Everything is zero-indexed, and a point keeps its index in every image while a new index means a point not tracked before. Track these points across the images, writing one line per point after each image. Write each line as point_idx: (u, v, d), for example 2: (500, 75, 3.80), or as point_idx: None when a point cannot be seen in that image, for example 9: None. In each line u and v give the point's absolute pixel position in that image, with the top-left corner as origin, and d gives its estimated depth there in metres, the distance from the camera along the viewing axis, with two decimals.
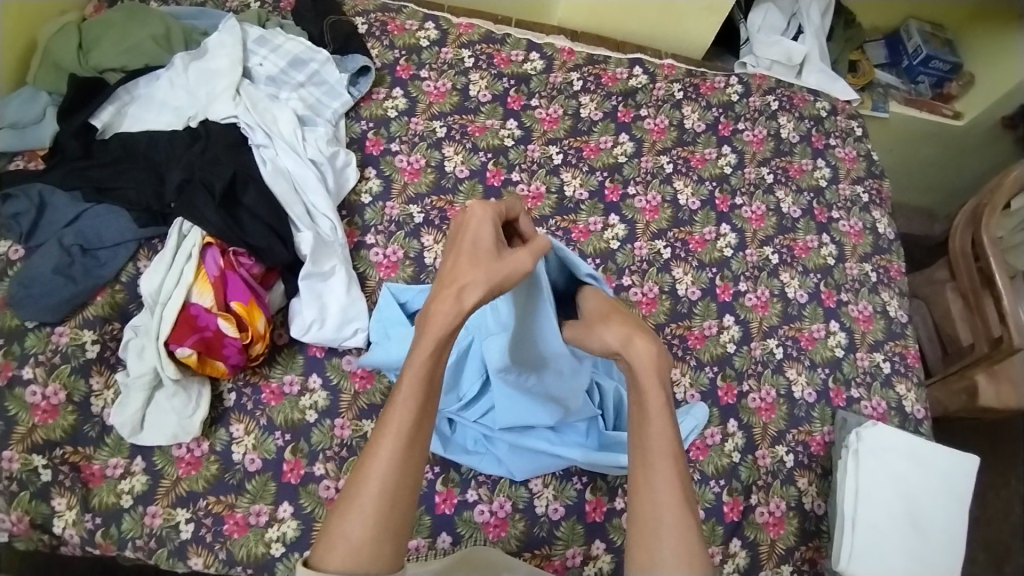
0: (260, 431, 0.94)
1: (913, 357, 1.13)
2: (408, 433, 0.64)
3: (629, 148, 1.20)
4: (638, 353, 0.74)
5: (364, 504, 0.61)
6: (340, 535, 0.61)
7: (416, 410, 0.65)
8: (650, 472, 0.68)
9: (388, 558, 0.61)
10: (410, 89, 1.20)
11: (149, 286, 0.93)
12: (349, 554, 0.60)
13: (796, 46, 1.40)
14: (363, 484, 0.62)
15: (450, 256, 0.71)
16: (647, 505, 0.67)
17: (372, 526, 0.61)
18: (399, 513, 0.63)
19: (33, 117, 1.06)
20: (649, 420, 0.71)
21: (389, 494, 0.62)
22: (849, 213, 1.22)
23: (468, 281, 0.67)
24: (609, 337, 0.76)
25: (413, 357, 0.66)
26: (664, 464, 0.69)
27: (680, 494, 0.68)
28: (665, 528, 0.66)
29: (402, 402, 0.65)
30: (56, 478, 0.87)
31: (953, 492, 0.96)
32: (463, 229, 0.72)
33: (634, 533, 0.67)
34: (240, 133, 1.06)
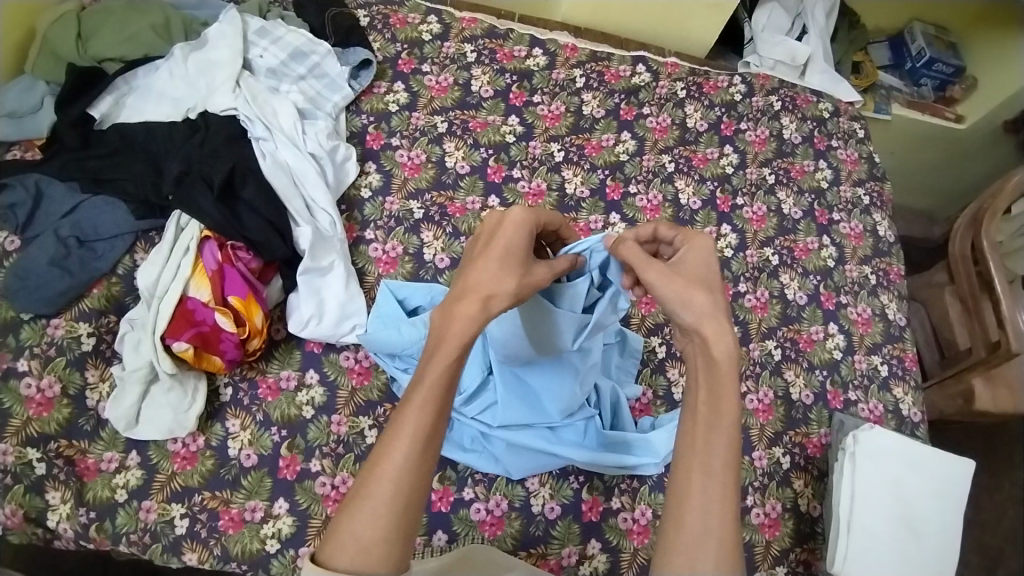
0: (257, 427, 0.93)
1: (910, 361, 1.13)
2: (424, 435, 0.62)
3: (631, 147, 1.19)
4: (717, 335, 0.64)
5: (376, 505, 0.60)
6: (350, 534, 0.59)
7: (432, 411, 0.63)
8: (706, 470, 0.61)
9: (396, 560, 0.60)
10: (412, 84, 1.19)
11: (145, 279, 0.92)
12: (357, 554, 0.59)
13: (800, 46, 1.38)
14: (375, 483, 0.60)
15: (480, 256, 0.67)
16: (696, 506, 0.60)
17: (383, 527, 0.59)
18: (410, 516, 0.61)
19: (30, 106, 1.05)
20: (716, 416, 0.63)
21: (402, 496, 0.60)
22: (850, 215, 1.22)
23: (500, 290, 0.66)
24: (698, 306, 0.65)
25: (433, 355, 0.64)
26: (719, 465, 0.61)
27: (732, 499, 0.61)
28: (712, 533, 0.59)
29: (418, 402, 0.62)
30: (51, 472, 0.86)
31: (949, 496, 0.96)
32: (499, 229, 0.69)
33: (670, 533, 0.61)
34: (239, 125, 1.05)
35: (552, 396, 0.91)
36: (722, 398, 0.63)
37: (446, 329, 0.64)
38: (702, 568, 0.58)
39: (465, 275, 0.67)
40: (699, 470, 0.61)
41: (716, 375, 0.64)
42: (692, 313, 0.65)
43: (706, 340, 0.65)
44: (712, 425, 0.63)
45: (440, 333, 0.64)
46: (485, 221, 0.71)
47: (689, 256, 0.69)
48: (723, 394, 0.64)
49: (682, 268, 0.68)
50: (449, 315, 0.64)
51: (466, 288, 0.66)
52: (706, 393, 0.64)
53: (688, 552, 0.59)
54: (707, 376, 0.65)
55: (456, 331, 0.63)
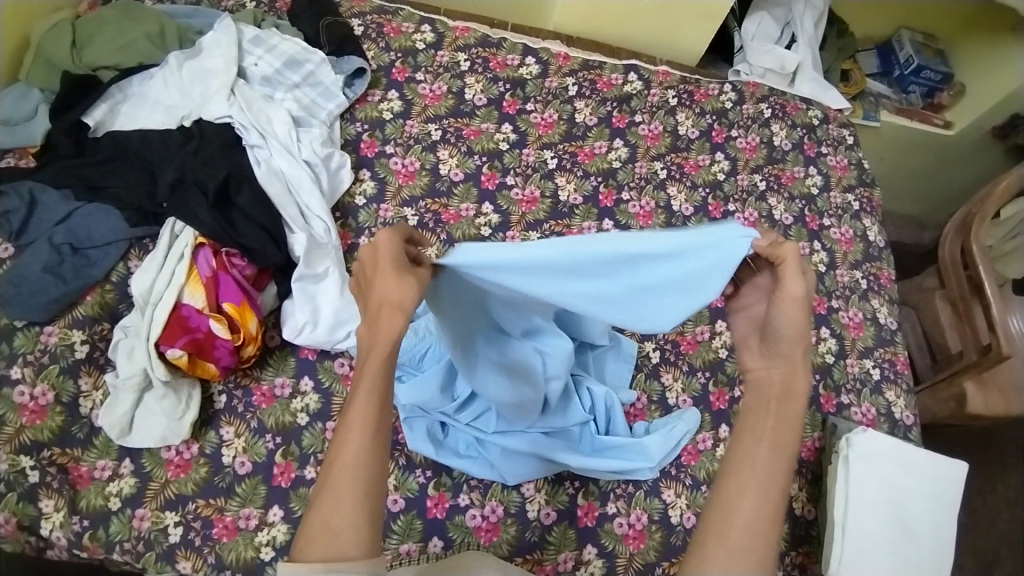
0: (251, 434, 0.93)
1: (901, 364, 1.14)
2: (373, 420, 0.62)
3: (624, 154, 1.20)
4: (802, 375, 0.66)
5: (338, 494, 0.60)
6: (318, 526, 0.59)
7: (378, 398, 0.63)
8: (761, 480, 0.63)
9: (368, 544, 0.59)
10: (406, 92, 1.20)
11: (140, 286, 0.93)
12: (327, 543, 0.58)
13: (790, 55, 1.40)
14: (334, 474, 0.61)
15: (376, 270, 0.64)
16: (743, 508, 0.62)
17: (349, 513, 0.59)
18: (373, 501, 0.61)
19: (24, 113, 1.05)
20: (780, 437, 0.65)
21: (360, 482, 0.60)
22: (840, 221, 1.23)
23: (410, 295, 0.62)
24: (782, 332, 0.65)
25: (371, 351, 0.63)
26: (775, 483, 0.63)
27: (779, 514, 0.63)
28: (755, 539, 0.61)
29: (364, 391, 0.62)
30: (43, 480, 0.85)
31: (942, 498, 0.97)
32: (376, 255, 0.64)
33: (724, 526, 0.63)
34: (234, 133, 1.05)
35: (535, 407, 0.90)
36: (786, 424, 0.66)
37: (376, 333, 0.63)
38: (739, 568, 0.61)
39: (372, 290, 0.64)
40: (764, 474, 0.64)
41: (785, 404, 0.66)
42: (783, 344, 0.66)
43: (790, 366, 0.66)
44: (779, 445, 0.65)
45: (371, 333, 0.64)
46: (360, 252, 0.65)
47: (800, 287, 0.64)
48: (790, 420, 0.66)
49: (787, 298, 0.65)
50: (375, 316, 0.64)
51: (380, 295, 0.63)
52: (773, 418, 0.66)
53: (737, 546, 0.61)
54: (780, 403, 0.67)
55: (385, 330, 0.63)
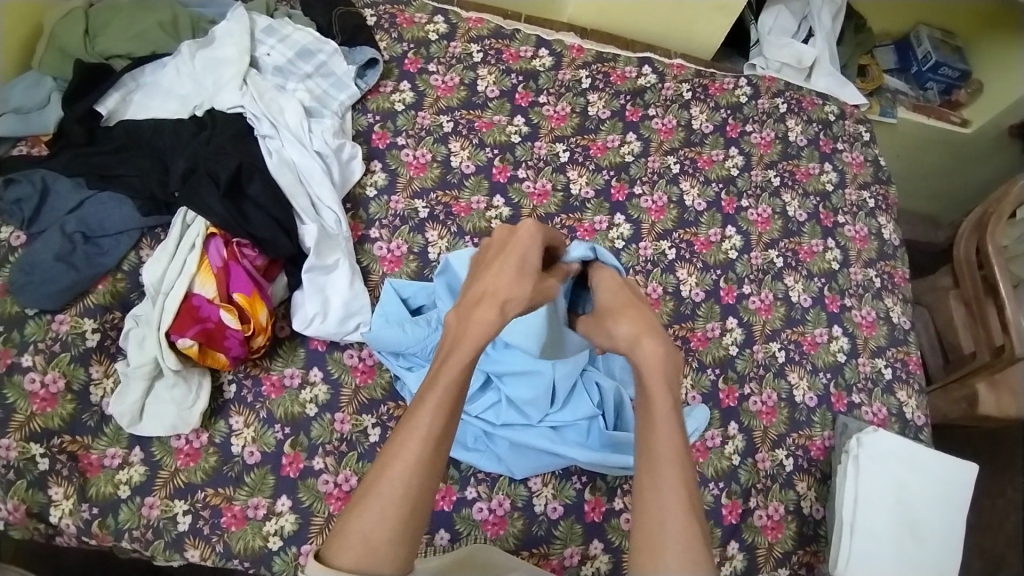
0: (260, 424, 0.94)
1: (914, 364, 1.13)
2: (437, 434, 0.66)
3: (636, 148, 1.19)
4: (645, 350, 0.76)
5: (387, 503, 0.61)
6: (357, 533, 0.60)
7: (446, 413, 0.67)
8: (654, 469, 0.70)
9: (402, 562, 0.61)
10: (418, 83, 1.19)
11: (151, 275, 0.93)
12: (365, 554, 0.59)
13: (807, 49, 1.38)
14: (385, 482, 0.63)
15: (496, 267, 0.76)
16: (652, 503, 0.68)
17: (393, 526, 0.61)
18: (417, 517, 0.63)
19: (36, 102, 1.05)
20: (652, 418, 0.73)
21: (412, 495, 0.63)
22: (855, 218, 1.22)
23: (513, 296, 0.73)
24: (619, 335, 0.79)
25: (454, 352, 0.70)
26: (665, 454, 0.71)
27: (683, 490, 0.69)
28: (671, 526, 0.67)
29: (433, 402, 0.66)
30: (54, 467, 0.86)
31: (952, 499, 0.96)
32: (512, 241, 0.79)
33: (637, 541, 0.68)
34: (246, 123, 1.05)
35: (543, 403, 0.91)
36: (657, 403, 0.73)
37: (462, 333, 0.71)
38: (667, 566, 0.65)
39: (483, 279, 0.76)
40: (649, 469, 0.70)
41: (647, 384, 0.75)
42: (622, 339, 0.79)
43: (628, 354, 0.77)
44: (654, 421, 0.73)
45: (456, 338, 0.71)
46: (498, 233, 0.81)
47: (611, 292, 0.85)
48: (656, 396, 0.74)
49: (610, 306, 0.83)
50: (465, 318, 0.72)
51: (486, 290, 0.74)
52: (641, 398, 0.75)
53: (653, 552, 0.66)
54: (644, 386, 0.75)
55: (472, 336, 0.70)
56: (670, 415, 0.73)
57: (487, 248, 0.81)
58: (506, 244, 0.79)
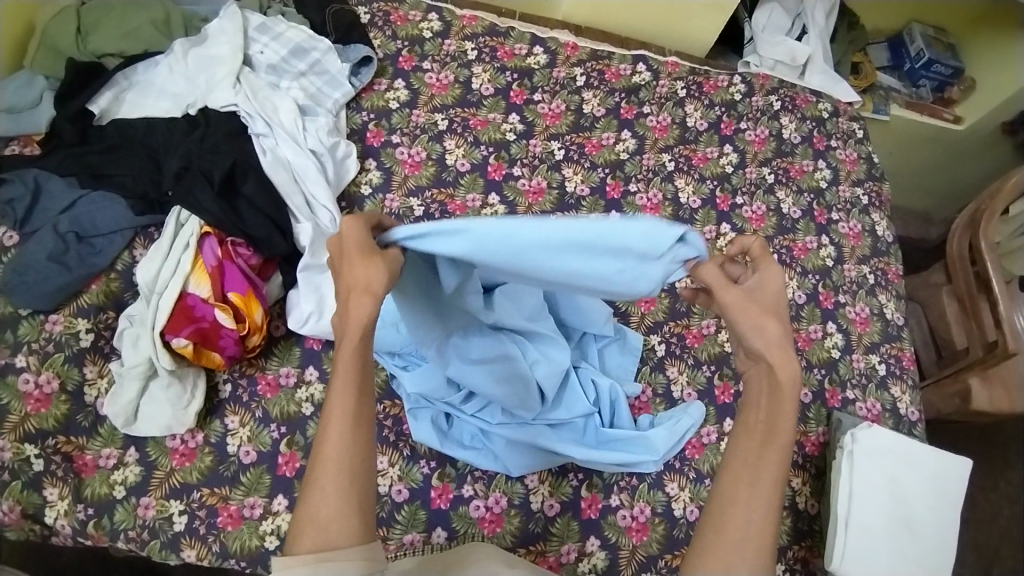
0: (256, 423, 0.93)
1: (908, 360, 1.13)
2: (352, 405, 0.60)
3: (632, 145, 1.19)
4: (787, 369, 0.65)
5: (324, 483, 0.58)
6: (306, 518, 0.58)
7: (354, 383, 0.61)
8: (755, 482, 0.63)
9: (360, 528, 0.58)
10: (412, 81, 1.19)
11: (145, 274, 0.92)
12: (318, 534, 0.57)
13: (800, 46, 1.38)
14: (319, 464, 0.59)
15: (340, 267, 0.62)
16: (740, 509, 0.62)
17: (335, 501, 0.58)
18: (359, 485, 0.59)
19: (29, 101, 1.04)
20: (772, 434, 0.64)
21: (348, 466, 0.59)
22: (849, 215, 1.22)
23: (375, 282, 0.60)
24: (764, 341, 0.65)
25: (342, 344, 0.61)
26: (769, 478, 0.63)
27: (776, 513, 0.62)
28: (752, 539, 0.61)
29: (340, 377, 0.61)
30: (48, 468, 0.86)
31: (946, 494, 0.97)
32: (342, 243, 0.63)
33: (715, 535, 0.62)
34: (240, 121, 1.05)
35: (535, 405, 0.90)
36: (782, 423, 0.64)
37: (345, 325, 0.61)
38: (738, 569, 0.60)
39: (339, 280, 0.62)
40: (749, 481, 0.63)
41: (779, 397, 0.65)
42: (762, 342, 0.65)
43: (772, 364, 0.65)
44: (772, 442, 0.64)
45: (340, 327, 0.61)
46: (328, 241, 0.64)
47: (764, 285, 0.66)
48: (784, 417, 0.65)
49: (755, 297, 0.66)
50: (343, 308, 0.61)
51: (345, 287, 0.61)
52: (766, 409, 0.65)
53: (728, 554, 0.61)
54: (772, 399, 0.65)
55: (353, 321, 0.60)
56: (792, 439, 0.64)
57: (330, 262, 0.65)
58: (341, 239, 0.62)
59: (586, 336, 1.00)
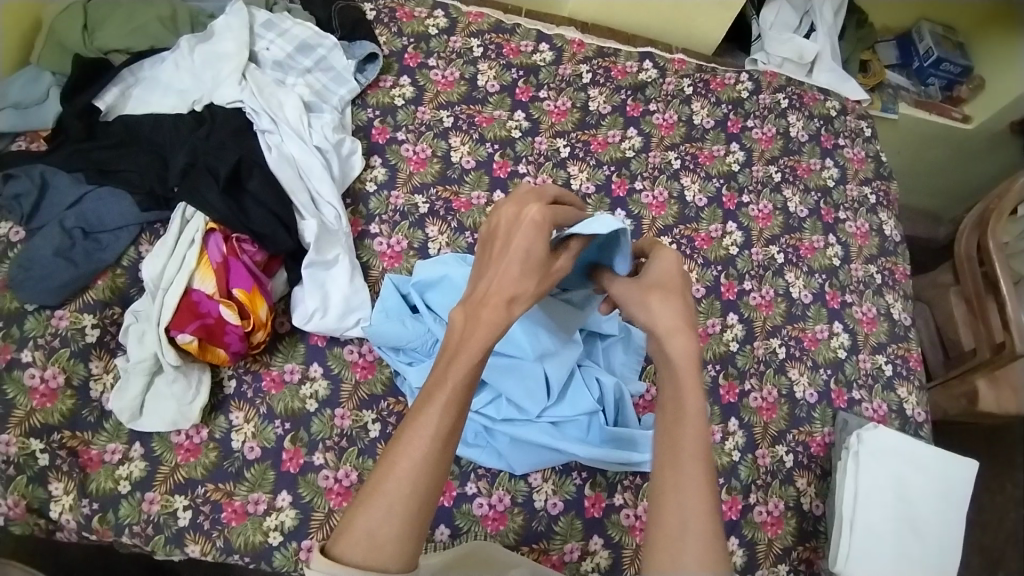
0: (260, 419, 0.94)
1: (915, 361, 1.12)
2: (444, 432, 0.63)
3: (637, 143, 1.18)
4: (679, 345, 0.70)
5: (392, 503, 0.59)
6: (362, 531, 0.58)
7: (455, 410, 0.64)
8: (678, 464, 0.63)
9: (409, 558, 0.59)
10: (418, 78, 1.19)
11: (151, 270, 0.92)
12: (371, 549, 0.58)
13: (808, 44, 1.37)
14: (392, 479, 0.60)
15: (500, 264, 0.70)
16: (672, 500, 0.61)
17: (399, 525, 0.59)
18: (425, 514, 0.61)
19: (35, 97, 1.05)
20: (683, 412, 0.66)
21: (419, 494, 0.60)
22: (856, 214, 1.21)
23: (522, 292, 0.69)
24: (660, 317, 0.71)
25: (457, 357, 0.65)
26: (693, 457, 0.63)
27: (710, 492, 0.62)
28: (692, 529, 0.60)
29: (442, 400, 0.63)
30: (54, 463, 0.87)
31: (952, 497, 0.96)
32: (514, 232, 0.71)
33: (653, 537, 0.61)
34: (245, 118, 1.05)
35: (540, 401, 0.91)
36: (689, 397, 0.67)
37: (470, 333, 0.67)
38: (685, 566, 0.58)
39: (488, 278, 0.70)
40: (675, 462, 0.63)
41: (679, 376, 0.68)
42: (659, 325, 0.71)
43: (660, 341, 0.70)
44: (687, 421, 0.65)
45: (463, 336, 0.67)
46: (502, 218, 0.72)
47: (658, 268, 0.75)
48: (688, 390, 0.67)
49: (645, 281, 0.75)
50: (473, 320, 0.67)
51: (490, 290, 0.69)
52: (673, 394, 0.68)
53: (671, 551, 0.59)
54: (675, 380, 0.68)
55: (480, 336, 0.66)
56: (701, 409, 0.67)
57: (489, 237, 0.73)
58: (508, 240, 0.71)
59: (591, 335, 1.00)
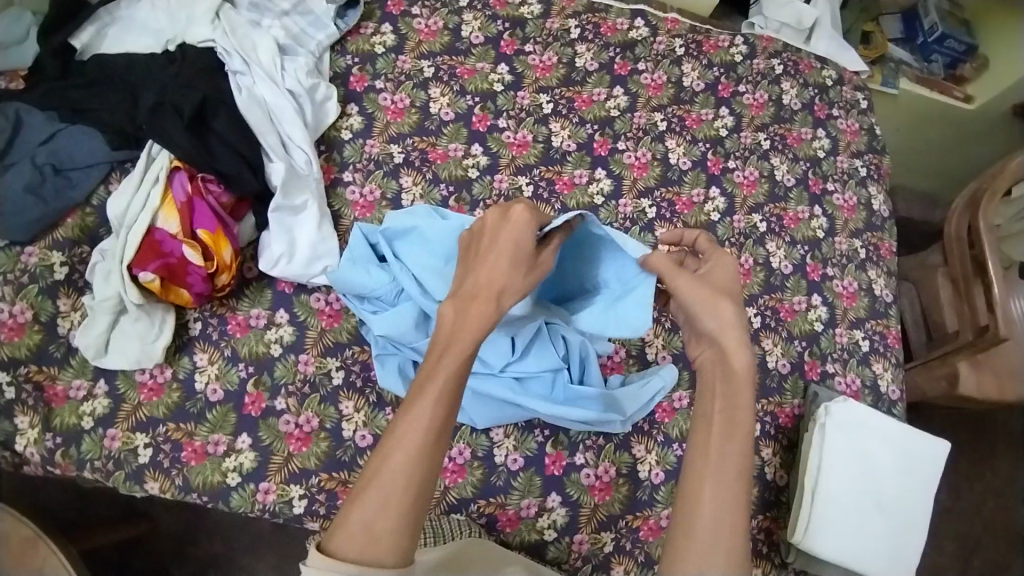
0: (224, 362, 0.93)
1: (893, 338, 1.11)
2: (437, 425, 0.62)
3: (623, 103, 1.15)
4: (738, 356, 0.72)
5: (387, 495, 0.59)
6: (358, 524, 0.58)
7: (449, 400, 0.63)
8: (717, 473, 0.65)
9: (404, 553, 0.59)
10: (400, 26, 1.15)
11: (115, 209, 0.91)
12: (366, 544, 0.57)
13: (808, 10, 1.32)
14: (387, 469, 0.60)
15: (491, 260, 0.71)
16: (707, 506, 0.64)
17: (395, 519, 0.58)
18: (422, 506, 0.60)
19: (16, 36, 1.02)
20: (731, 425, 0.68)
21: (414, 486, 0.60)
22: (844, 187, 1.18)
23: (511, 286, 0.70)
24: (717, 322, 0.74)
25: (450, 348, 0.65)
26: (733, 468, 0.66)
27: (743, 503, 0.64)
28: (723, 535, 0.63)
29: (434, 391, 0.63)
30: (19, 397, 0.87)
31: (920, 475, 0.96)
32: (503, 230, 0.72)
33: (682, 538, 0.63)
34: (217, 58, 1.02)
35: (501, 354, 0.91)
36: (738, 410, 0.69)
37: (461, 326, 0.66)
38: (712, 567, 0.61)
39: (478, 273, 0.70)
40: (709, 466, 0.66)
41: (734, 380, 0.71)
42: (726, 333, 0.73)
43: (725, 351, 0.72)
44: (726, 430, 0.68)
45: (453, 330, 0.66)
46: (488, 218, 0.73)
47: (716, 273, 0.79)
48: (737, 401, 0.70)
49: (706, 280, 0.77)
50: (462, 314, 0.67)
51: (480, 283, 0.69)
52: (722, 403, 0.70)
53: (699, 550, 0.62)
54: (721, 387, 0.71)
55: (469, 331, 0.66)
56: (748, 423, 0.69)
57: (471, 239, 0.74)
58: (495, 238, 0.72)
59: None
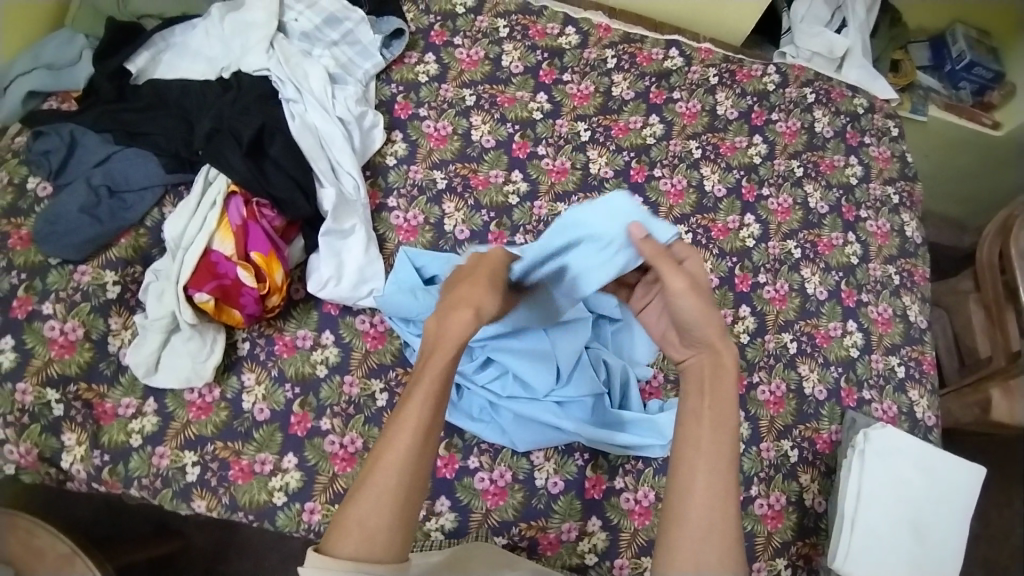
0: (271, 382, 0.95)
1: (929, 365, 1.11)
2: (423, 429, 0.67)
3: (659, 130, 1.17)
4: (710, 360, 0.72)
5: (378, 497, 0.65)
6: (353, 525, 0.64)
7: (431, 403, 0.68)
8: (703, 473, 0.69)
9: (398, 547, 0.65)
10: (442, 56, 1.19)
11: (172, 230, 0.95)
12: (361, 542, 0.64)
13: (839, 39, 1.34)
14: (378, 472, 0.66)
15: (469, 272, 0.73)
16: (698, 506, 0.68)
17: (386, 517, 0.65)
18: (411, 504, 0.66)
19: (68, 58, 1.07)
20: (712, 429, 0.71)
21: (403, 487, 0.66)
22: (878, 213, 1.19)
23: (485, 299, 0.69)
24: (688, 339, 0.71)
25: (433, 353, 0.68)
26: (719, 469, 0.70)
27: (730, 500, 0.69)
28: (713, 528, 0.68)
29: (420, 395, 0.68)
30: (68, 414, 0.89)
31: (957, 501, 0.95)
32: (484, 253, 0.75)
33: (677, 541, 0.68)
34: (271, 86, 1.06)
35: (544, 379, 0.92)
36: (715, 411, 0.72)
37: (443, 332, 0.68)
38: (705, 567, 0.67)
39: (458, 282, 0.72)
40: (695, 465, 0.70)
41: (704, 383, 0.73)
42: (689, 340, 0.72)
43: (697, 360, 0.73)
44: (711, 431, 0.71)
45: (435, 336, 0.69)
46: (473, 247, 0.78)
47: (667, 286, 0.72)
48: (713, 403, 0.72)
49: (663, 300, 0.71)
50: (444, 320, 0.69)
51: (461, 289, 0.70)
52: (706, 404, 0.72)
53: (692, 553, 0.67)
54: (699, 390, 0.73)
55: (451, 335, 0.68)
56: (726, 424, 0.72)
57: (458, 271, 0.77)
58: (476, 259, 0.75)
59: (602, 318, 1.01)
